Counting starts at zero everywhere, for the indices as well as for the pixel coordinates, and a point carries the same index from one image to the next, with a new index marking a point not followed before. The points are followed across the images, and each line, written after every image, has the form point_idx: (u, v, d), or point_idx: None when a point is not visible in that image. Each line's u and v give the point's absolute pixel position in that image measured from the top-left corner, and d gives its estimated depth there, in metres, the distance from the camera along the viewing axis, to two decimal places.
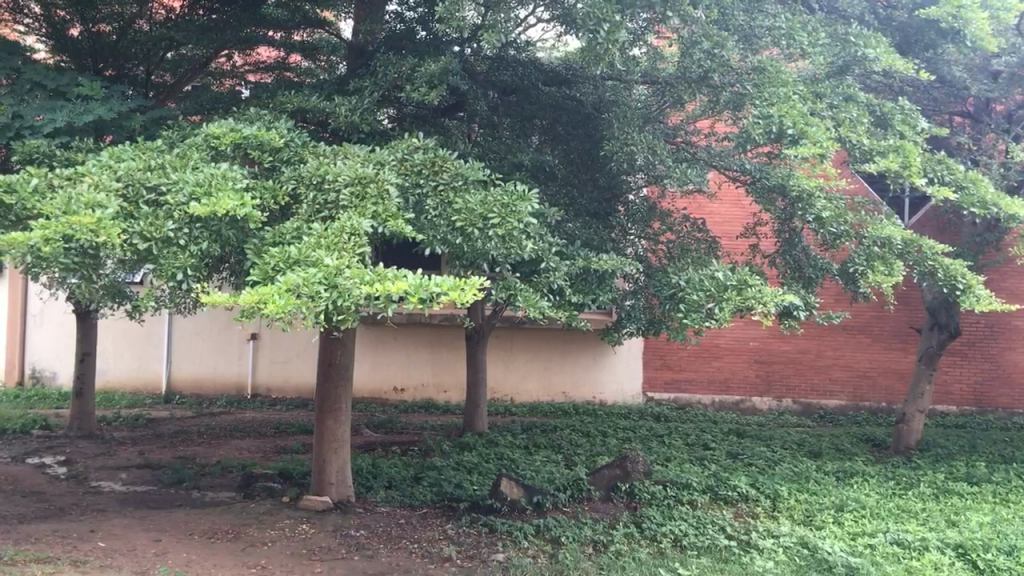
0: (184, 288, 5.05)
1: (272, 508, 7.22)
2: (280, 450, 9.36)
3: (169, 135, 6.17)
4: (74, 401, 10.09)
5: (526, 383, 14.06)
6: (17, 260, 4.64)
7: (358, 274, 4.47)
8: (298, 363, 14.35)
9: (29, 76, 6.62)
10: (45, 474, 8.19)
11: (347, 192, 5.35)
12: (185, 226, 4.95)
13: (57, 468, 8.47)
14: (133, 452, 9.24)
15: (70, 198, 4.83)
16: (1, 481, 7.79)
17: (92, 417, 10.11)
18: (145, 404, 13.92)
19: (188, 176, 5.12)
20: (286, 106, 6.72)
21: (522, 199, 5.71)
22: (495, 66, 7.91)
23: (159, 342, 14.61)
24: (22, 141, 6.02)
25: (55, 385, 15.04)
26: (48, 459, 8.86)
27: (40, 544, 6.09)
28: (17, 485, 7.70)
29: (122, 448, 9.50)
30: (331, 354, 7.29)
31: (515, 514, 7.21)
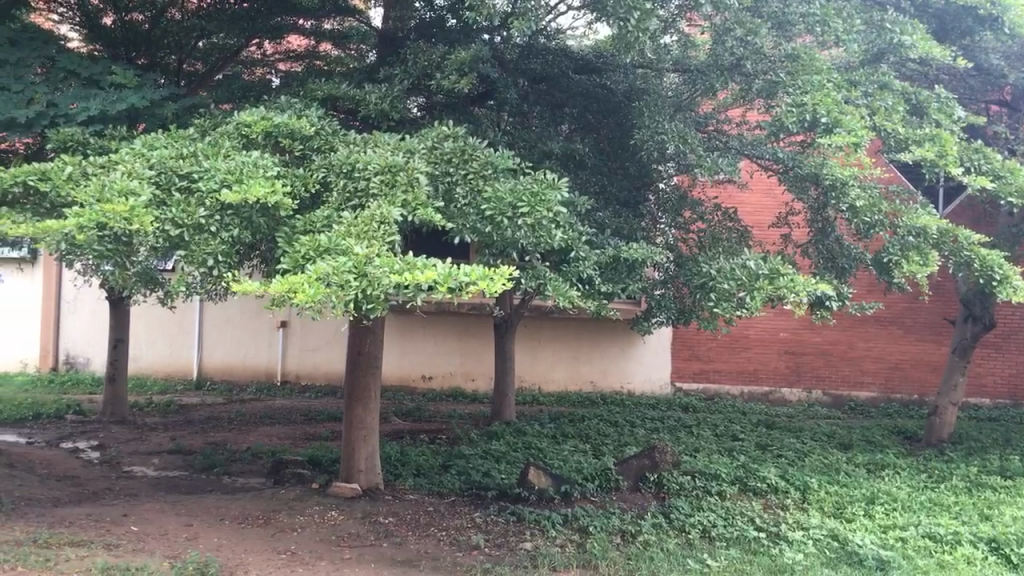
0: (216, 276, 5.11)
1: (301, 494, 7.24)
2: (309, 438, 9.36)
3: (201, 123, 6.20)
4: (107, 385, 10.18)
5: (554, 372, 14.06)
6: (50, 247, 4.77)
7: (388, 262, 4.53)
8: (326, 350, 14.39)
9: (64, 65, 6.64)
10: (79, 459, 8.28)
11: (377, 180, 5.43)
12: (216, 213, 5.04)
13: (92, 453, 8.57)
14: (165, 438, 9.32)
15: (104, 185, 4.99)
16: (38, 464, 7.87)
17: (124, 403, 10.20)
18: (176, 391, 14.05)
19: (220, 164, 5.22)
20: (315, 94, 6.70)
21: (552, 188, 5.77)
22: (525, 54, 7.84)
23: (190, 329, 14.75)
24: (56, 130, 6.06)
25: (87, 371, 15.22)
26: (82, 444, 8.96)
27: (74, 527, 6.17)
28: (52, 469, 7.77)
29: (153, 434, 9.55)
30: (360, 343, 7.27)
31: (544, 503, 7.21)
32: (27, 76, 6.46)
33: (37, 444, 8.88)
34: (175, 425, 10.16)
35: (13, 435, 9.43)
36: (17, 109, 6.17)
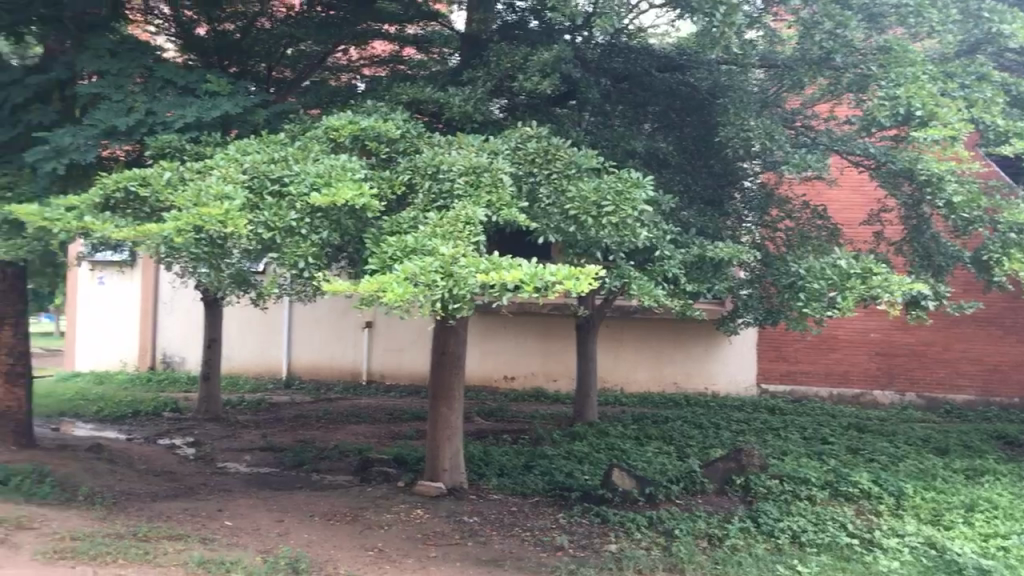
0: (306, 277, 5.29)
1: (388, 493, 7.34)
2: (394, 437, 9.48)
3: (290, 129, 6.35)
4: (202, 384, 10.50)
5: (637, 372, 13.97)
6: (151, 250, 4.99)
7: (475, 262, 4.58)
8: (411, 350, 14.61)
9: (162, 74, 6.86)
10: (176, 455, 8.56)
11: (461, 181, 5.50)
12: (307, 216, 5.20)
13: (188, 449, 8.86)
14: (257, 435, 9.57)
15: (200, 190, 5.13)
16: (138, 459, 8.15)
17: (218, 401, 10.50)
18: (267, 389, 14.39)
19: (310, 167, 5.35)
20: (400, 97, 6.78)
21: (636, 186, 5.76)
22: (607, 54, 7.78)
23: (279, 329, 15.11)
24: (154, 137, 6.26)
25: (184, 370, 15.80)
26: (178, 440, 9.27)
27: (172, 521, 6.36)
28: (151, 464, 8.00)
29: (246, 432, 9.81)
30: (444, 342, 7.33)
31: (628, 505, 7.15)
32: (126, 85, 6.66)
33: (136, 441, 9.21)
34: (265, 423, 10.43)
35: (114, 431, 9.79)
36: (119, 117, 6.39)
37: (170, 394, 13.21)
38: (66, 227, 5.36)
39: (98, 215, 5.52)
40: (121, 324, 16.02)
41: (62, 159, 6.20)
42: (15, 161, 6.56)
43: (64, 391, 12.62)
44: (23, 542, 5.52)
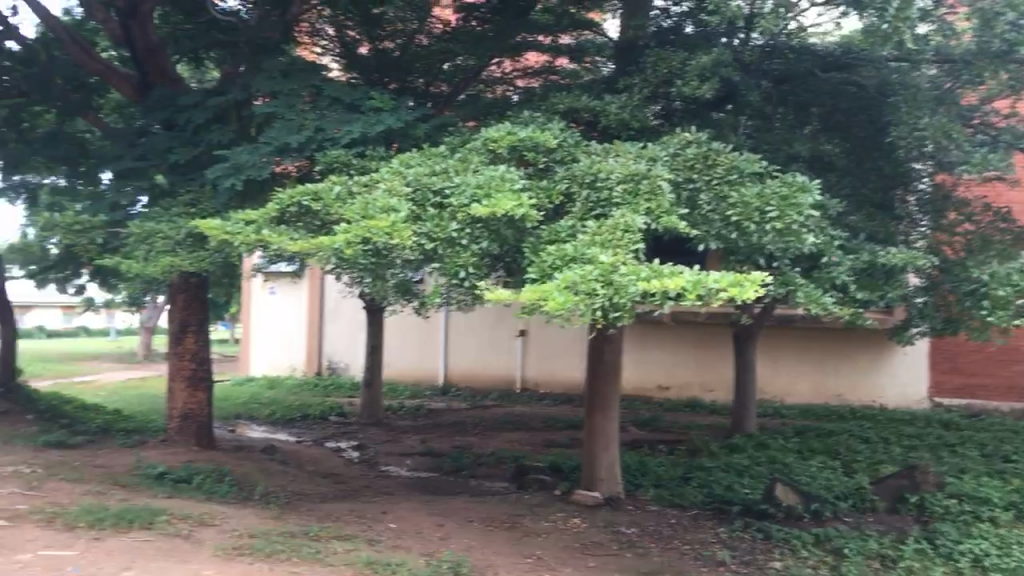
0: (467, 286, 5.44)
1: (544, 501, 7.36)
2: (549, 445, 9.53)
3: (450, 141, 6.49)
4: (366, 390, 10.91)
5: (798, 384, 13.54)
6: (322, 261, 5.22)
7: (635, 270, 4.58)
8: (565, 359, 14.58)
9: (329, 92, 7.02)
10: (341, 457, 8.90)
11: (620, 189, 5.50)
12: (467, 226, 5.30)
13: (352, 452, 9.21)
14: (417, 440, 9.84)
15: (367, 203, 5.37)
16: (306, 461, 8.49)
17: (381, 407, 10.86)
18: (426, 395, 14.70)
19: (470, 178, 5.46)
20: (557, 107, 6.77)
21: (802, 190, 5.58)
22: (767, 55, 7.48)
23: (437, 338, 15.56)
24: (323, 153, 6.50)
25: (347, 375, 16.35)
26: (343, 443, 9.67)
27: (339, 521, 6.57)
28: (318, 465, 8.35)
29: (406, 437, 10.08)
30: (600, 352, 7.25)
31: (791, 521, 6.92)
32: (296, 104, 6.88)
33: (305, 443, 9.66)
34: (424, 428, 10.71)
35: (285, 433, 10.29)
36: (290, 135, 6.62)
37: (334, 398, 13.75)
38: (246, 240, 5.71)
39: (274, 228, 5.84)
40: (291, 329, 16.92)
41: (240, 176, 6.51)
42: (197, 178, 6.94)
43: (235, 395, 13.33)
44: (206, 538, 5.83)
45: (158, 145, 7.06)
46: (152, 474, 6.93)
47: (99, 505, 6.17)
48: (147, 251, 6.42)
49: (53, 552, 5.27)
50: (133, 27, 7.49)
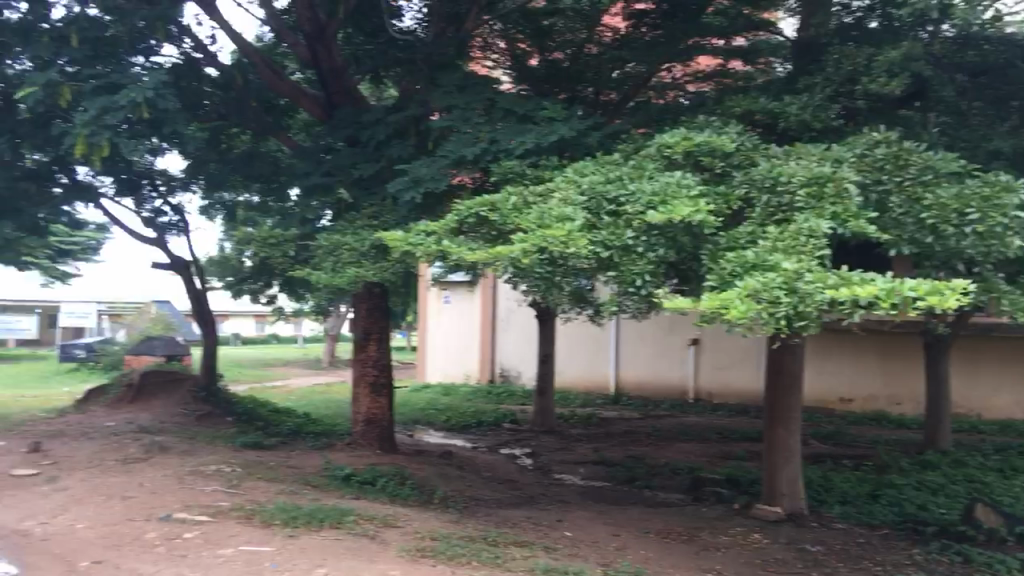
0: (645, 294, 5.42)
1: (723, 514, 7.19)
2: (725, 457, 9.28)
3: (625, 148, 6.37)
4: (538, 397, 11.02)
5: (998, 398, 12.61)
6: (501, 269, 5.37)
7: (821, 278, 4.41)
8: (739, 368, 14.19)
9: (505, 104, 7.09)
10: (516, 464, 9.01)
11: (803, 193, 5.28)
12: (643, 234, 5.23)
13: (526, 459, 9.32)
14: (590, 449, 9.85)
15: (543, 213, 5.44)
16: (482, 467, 8.63)
17: (553, 414, 10.95)
18: (598, 403, 14.66)
19: (645, 186, 5.40)
20: (735, 110, 6.57)
21: (1008, 190, 5.14)
22: (959, 47, 7.13)
23: (609, 346, 15.54)
24: (498, 164, 6.53)
25: (519, 383, 16.59)
26: (517, 450, 9.80)
27: (517, 527, 6.64)
28: (494, 472, 8.47)
29: (578, 445, 10.09)
30: (779, 362, 7.03)
31: (996, 545, 6.40)
32: (472, 118, 6.99)
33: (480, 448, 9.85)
34: (597, 436, 10.69)
35: (462, 439, 10.55)
36: (467, 147, 6.72)
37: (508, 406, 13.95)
38: (427, 252, 5.90)
39: (454, 239, 6.00)
40: (466, 336, 17.39)
41: (419, 189, 6.63)
42: (378, 192, 7.18)
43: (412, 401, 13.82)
44: (391, 539, 6.02)
45: (343, 161, 7.41)
46: (340, 475, 7.26)
47: (292, 503, 6.51)
48: (334, 262, 6.73)
49: (252, 547, 5.58)
50: (319, 49, 7.91)
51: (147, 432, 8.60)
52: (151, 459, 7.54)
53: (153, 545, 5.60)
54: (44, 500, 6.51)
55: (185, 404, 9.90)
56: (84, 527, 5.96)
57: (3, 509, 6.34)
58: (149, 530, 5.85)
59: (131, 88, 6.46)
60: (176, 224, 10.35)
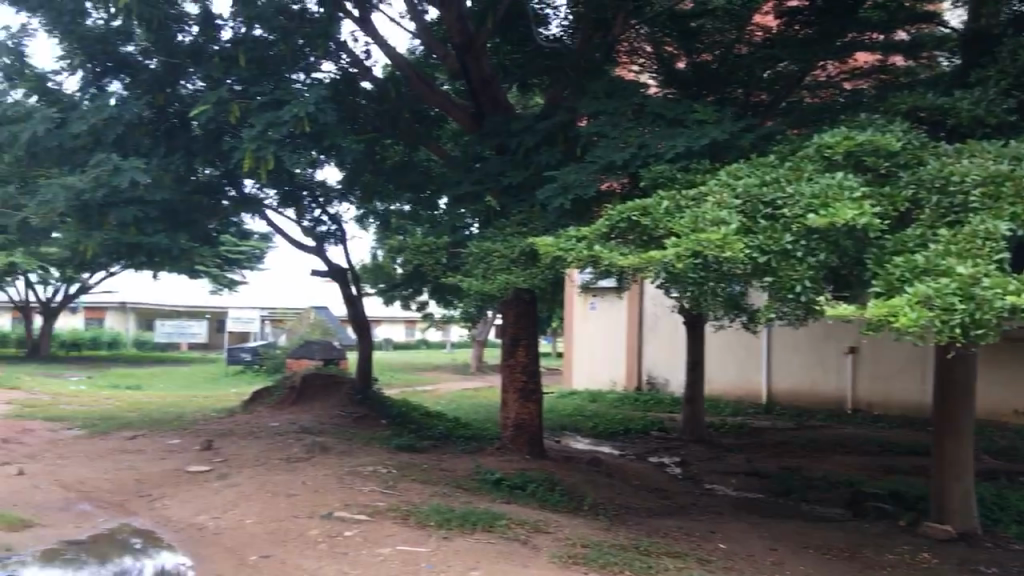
0: (806, 303, 5.08)
1: (887, 531, 6.85)
2: (888, 471, 8.87)
3: (780, 150, 6.11)
4: (687, 406, 10.84)
5: None
6: (654, 276, 5.27)
7: (1001, 284, 4.10)
8: (903, 378, 13.33)
9: (654, 108, 6.96)
10: (666, 473, 8.88)
11: (978, 193, 4.97)
12: (802, 238, 5.03)
13: (675, 468, 9.18)
14: (742, 459, 9.61)
15: (696, 217, 5.34)
16: (632, 474, 8.55)
17: (703, 423, 10.74)
18: (749, 413, 14.28)
19: (804, 188, 5.20)
20: (899, 108, 6.28)
21: None
22: None
23: (760, 354, 15.19)
24: (648, 168, 6.37)
25: (666, 391, 16.28)
26: (666, 458, 9.67)
27: (669, 537, 6.48)
28: (644, 480, 8.38)
29: (730, 455, 9.87)
30: (948, 373, 6.67)
31: None
32: (621, 123, 6.91)
33: (629, 456, 9.77)
34: (749, 446, 10.43)
35: (609, 446, 10.51)
36: (616, 153, 6.63)
37: (656, 414, 13.73)
38: (578, 257, 5.82)
39: (604, 244, 5.86)
40: (613, 343, 17.38)
41: (568, 196, 6.63)
42: (527, 200, 7.22)
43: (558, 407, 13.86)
44: (543, 545, 5.97)
45: (493, 169, 7.51)
46: (490, 479, 7.38)
47: (446, 505, 6.62)
48: (485, 269, 6.75)
49: (409, 547, 5.66)
50: (468, 60, 8.03)
51: (308, 432, 9.02)
52: (312, 459, 7.87)
53: (316, 542, 5.82)
54: (216, 496, 6.88)
55: (342, 406, 10.36)
56: (254, 521, 6.26)
57: (181, 502, 6.76)
58: (312, 528, 6.07)
59: (295, 104, 6.77)
60: (334, 233, 10.82)
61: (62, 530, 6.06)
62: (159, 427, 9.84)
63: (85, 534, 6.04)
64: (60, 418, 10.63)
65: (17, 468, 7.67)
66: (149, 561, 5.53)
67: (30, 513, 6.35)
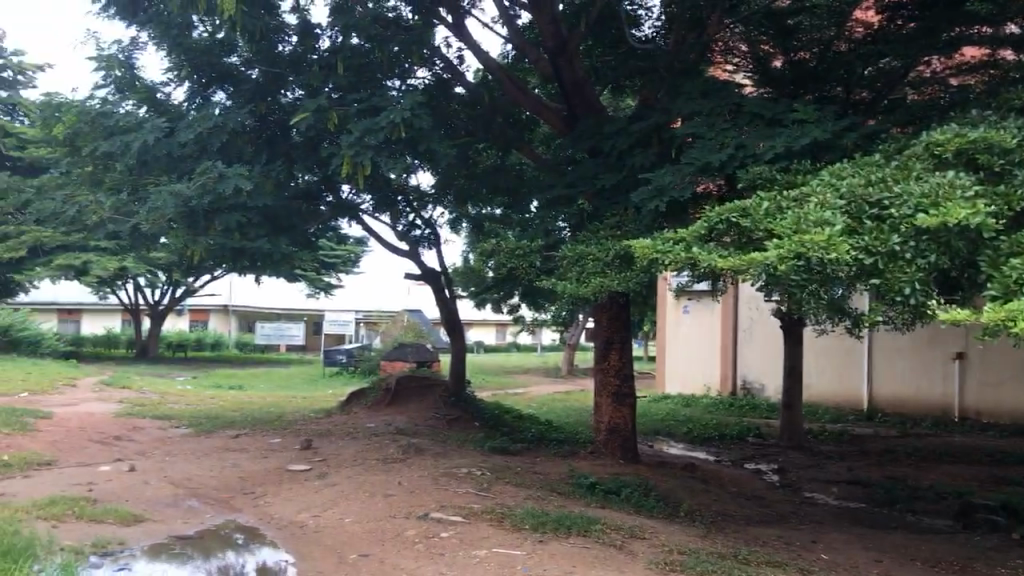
0: (917, 310, 4.67)
1: (1001, 545, 6.54)
2: (999, 481, 8.53)
3: (886, 148, 5.86)
4: (784, 412, 10.63)
5: None
6: (753, 279, 4.96)
7: None
8: (1015, 385, 12.76)
9: (752, 108, 6.83)
10: (763, 480, 8.71)
11: None
12: (911, 239, 4.68)
13: (773, 475, 9.01)
14: (842, 467, 9.35)
15: (799, 218, 5.06)
16: (729, 481, 8.43)
17: (800, 429, 10.53)
18: (848, 420, 13.95)
19: (912, 188, 4.89)
20: (1013, 102, 5.97)
21: None
22: None
23: (860, 359, 14.79)
24: (746, 170, 6.20)
25: (762, 397, 15.93)
26: (763, 465, 9.49)
27: (768, 546, 6.29)
28: (741, 487, 8.24)
29: (829, 463, 9.63)
30: None
31: None
32: (717, 124, 6.79)
33: (724, 462, 9.63)
34: (850, 454, 10.15)
35: (704, 452, 10.36)
36: (712, 154, 6.50)
37: (751, 419, 13.48)
38: (675, 260, 5.60)
39: (702, 246, 5.61)
40: (708, 347, 17.15)
41: (663, 198, 6.48)
42: (621, 202, 7.17)
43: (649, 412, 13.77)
44: (639, 550, 5.79)
45: (587, 172, 7.48)
46: (584, 483, 7.37)
47: (540, 509, 6.59)
48: (579, 272, 6.67)
49: (504, 550, 5.56)
50: (561, 63, 8.03)
51: (404, 434, 9.16)
52: (408, 460, 7.98)
53: (412, 542, 5.78)
54: (317, 495, 7.03)
55: (436, 409, 10.54)
56: (353, 521, 6.36)
57: (283, 500, 6.94)
58: (410, 528, 6.09)
59: (392, 111, 6.87)
60: (428, 237, 10.98)
61: (170, 525, 6.27)
62: (261, 426, 10.14)
63: (193, 529, 6.24)
64: (169, 417, 11.08)
65: (129, 464, 8.00)
66: (251, 557, 5.68)
67: (141, 508, 6.60)
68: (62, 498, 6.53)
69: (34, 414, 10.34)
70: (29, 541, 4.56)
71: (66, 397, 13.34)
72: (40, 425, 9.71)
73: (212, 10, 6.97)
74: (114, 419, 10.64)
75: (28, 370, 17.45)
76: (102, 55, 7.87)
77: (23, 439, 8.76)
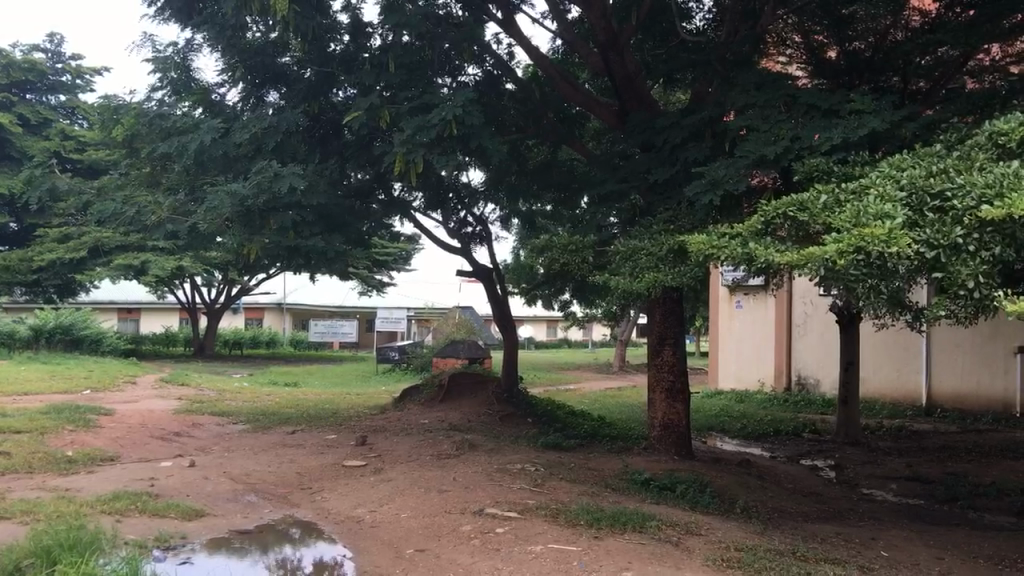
0: (982, 305, 4.44)
1: None
2: None
3: (946, 138, 5.72)
4: (841, 408, 10.54)
5: None
6: (812, 273, 4.81)
7: None
8: None
9: (807, 99, 6.72)
10: (820, 477, 8.58)
11: None
12: (975, 231, 4.47)
13: (830, 472, 8.87)
14: (902, 464, 9.19)
15: (859, 210, 4.91)
16: (786, 477, 8.35)
17: (857, 425, 10.40)
18: (905, 415, 13.77)
19: (976, 179, 4.68)
20: None
21: None
22: None
23: (918, 354, 14.53)
24: (802, 162, 6.10)
25: (818, 392, 15.75)
26: (820, 462, 9.37)
27: (828, 544, 6.19)
28: (798, 483, 8.15)
29: (888, 459, 9.47)
30: None
31: None
32: (772, 116, 6.69)
33: (779, 458, 9.53)
34: (909, 451, 9.97)
35: (760, 448, 10.26)
36: (767, 146, 6.37)
37: (804, 415, 13.35)
38: (732, 255, 5.49)
39: (759, 241, 5.52)
40: (761, 344, 17.02)
41: (718, 192, 6.36)
42: (674, 198, 7.11)
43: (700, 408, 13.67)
44: (695, 547, 5.71)
45: (639, 166, 7.44)
46: (638, 480, 7.35)
47: (595, 506, 6.57)
48: (632, 268, 6.56)
49: (560, 546, 5.51)
50: (612, 58, 7.98)
51: (458, 430, 9.21)
52: (463, 456, 8.03)
53: (469, 537, 5.80)
54: (375, 490, 7.11)
55: (488, 405, 10.59)
56: (410, 516, 6.40)
57: (339, 496, 7.03)
58: (465, 523, 6.10)
59: (442, 108, 6.86)
60: (480, 234, 11.05)
61: (230, 520, 6.36)
62: (317, 422, 10.26)
63: (251, 524, 6.33)
64: (228, 413, 11.27)
65: (189, 460, 8.13)
66: (307, 551, 5.76)
67: (202, 503, 6.71)
68: (125, 493, 6.67)
69: (98, 411, 10.58)
70: (95, 535, 4.64)
71: (129, 394, 13.63)
72: (104, 421, 9.92)
73: (265, 13, 7.06)
74: (175, 416, 10.83)
75: (91, 368, 17.88)
76: (159, 57, 8.03)
77: (89, 435, 8.96)
